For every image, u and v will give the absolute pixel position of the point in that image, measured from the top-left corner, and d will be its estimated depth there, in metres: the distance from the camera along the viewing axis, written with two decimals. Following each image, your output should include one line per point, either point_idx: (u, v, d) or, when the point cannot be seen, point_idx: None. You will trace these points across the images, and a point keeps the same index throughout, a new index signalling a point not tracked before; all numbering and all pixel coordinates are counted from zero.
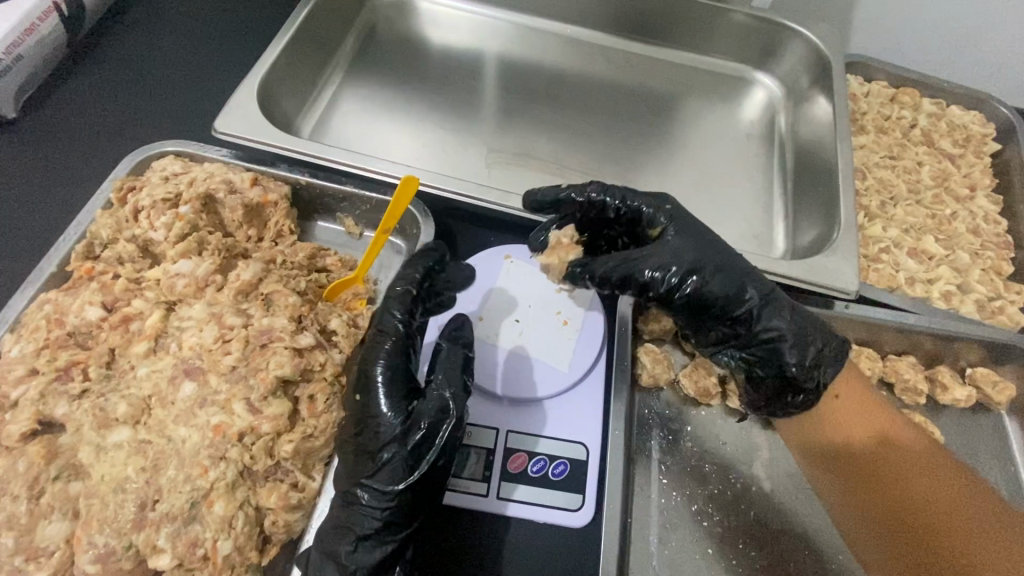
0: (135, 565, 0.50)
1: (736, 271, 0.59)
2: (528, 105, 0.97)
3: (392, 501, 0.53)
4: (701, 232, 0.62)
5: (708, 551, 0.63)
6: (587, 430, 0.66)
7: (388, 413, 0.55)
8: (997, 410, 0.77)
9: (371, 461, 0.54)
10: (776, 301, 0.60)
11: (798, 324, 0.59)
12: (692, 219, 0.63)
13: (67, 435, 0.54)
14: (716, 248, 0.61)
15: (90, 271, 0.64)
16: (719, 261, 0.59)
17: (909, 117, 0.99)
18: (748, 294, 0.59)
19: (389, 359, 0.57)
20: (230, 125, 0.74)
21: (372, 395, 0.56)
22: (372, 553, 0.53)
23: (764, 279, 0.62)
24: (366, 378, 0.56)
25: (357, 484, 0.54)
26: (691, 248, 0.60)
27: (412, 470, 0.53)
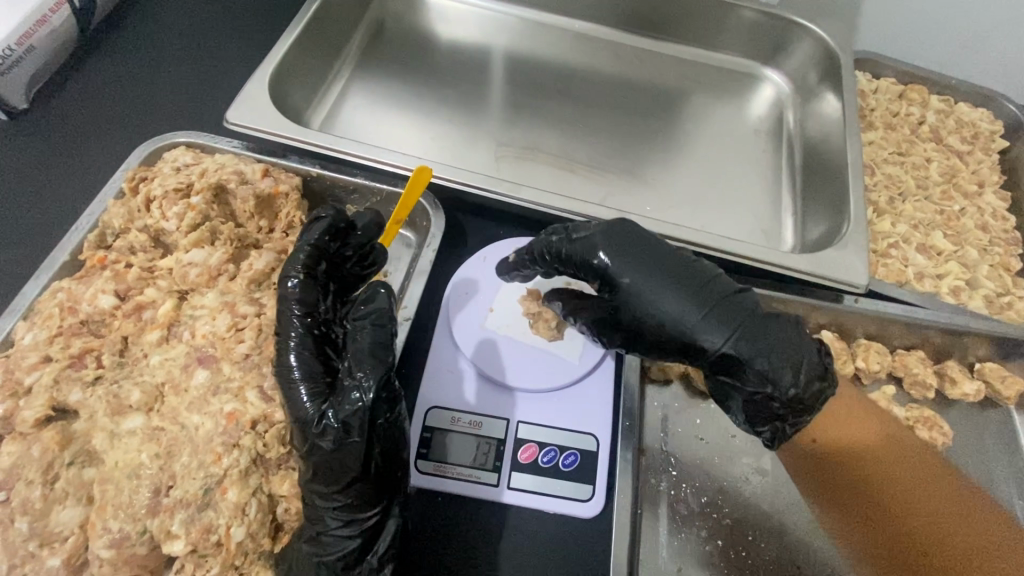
0: (149, 551, 0.50)
1: (693, 315, 0.57)
2: (536, 100, 0.97)
3: (341, 500, 0.53)
4: (648, 271, 0.59)
5: (718, 544, 0.63)
6: (598, 421, 0.66)
7: (306, 418, 0.52)
8: (1006, 406, 0.77)
9: (304, 465, 0.52)
10: (738, 338, 0.56)
11: (759, 373, 0.55)
12: (639, 259, 0.60)
13: (81, 421, 0.54)
14: (668, 288, 0.58)
15: (102, 260, 0.64)
16: (669, 307, 0.58)
17: (917, 114, 0.99)
18: (704, 340, 0.56)
19: (300, 360, 0.54)
20: (242, 117, 0.74)
21: (290, 401, 0.53)
22: (331, 550, 0.54)
23: (729, 305, 0.57)
24: (283, 381, 0.54)
25: (306, 486, 0.53)
26: (637, 299, 0.59)
27: (342, 470, 0.51)
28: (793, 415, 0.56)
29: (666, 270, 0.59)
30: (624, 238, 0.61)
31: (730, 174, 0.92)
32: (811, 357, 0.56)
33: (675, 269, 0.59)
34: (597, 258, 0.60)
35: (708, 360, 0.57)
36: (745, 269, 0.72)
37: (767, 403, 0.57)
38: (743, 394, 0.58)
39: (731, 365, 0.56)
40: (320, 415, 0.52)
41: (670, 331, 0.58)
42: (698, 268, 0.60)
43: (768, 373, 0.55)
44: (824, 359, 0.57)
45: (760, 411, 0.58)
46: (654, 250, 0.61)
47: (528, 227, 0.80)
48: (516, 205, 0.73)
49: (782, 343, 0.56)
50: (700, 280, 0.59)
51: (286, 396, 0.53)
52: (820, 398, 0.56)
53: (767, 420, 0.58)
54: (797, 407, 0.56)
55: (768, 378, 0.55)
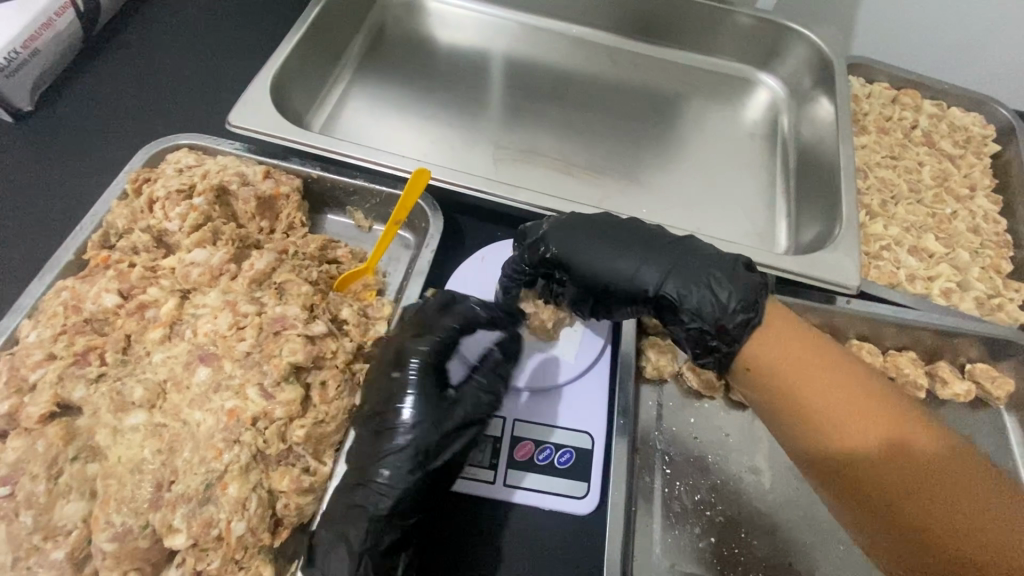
0: (151, 544, 0.51)
1: (630, 270, 0.63)
2: (535, 103, 0.98)
3: (414, 481, 0.55)
4: (587, 241, 0.65)
5: (710, 541, 0.64)
6: (593, 419, 0.67)
7: (422, 397, 0.57)
8: (996, 406, 0.78)
9: (392, 443, 0.56)
10: (671, 279, 0.61)
11: (694, 304, 0.60)
12: (577, 234, 0.65)
13: (84, 417, 0.55)
14: (607, 253, 0.64)
15: (106, 260, 0.65)
16: (609, 268, 0.64)
17: (910, 118, 1.00)
18: (643, 287, 0.62)
19: (430, 349, 0.60)
20: (244, 119, 0.75)
21: (410, 376, 0.58)
22: (376, 534, 0.53)
23: (661, 254, 0.63)
24: (402, 363, 0.59)
25: (379, 462, 0.55)
26: (582, 269, 0.65)
27: (436, 455, 0.56)
28: (726, 345, 0.60)
29: (604, 238, 0.65)
30: (565, 220, 0.66)
31: (726, 177, 0.93)
32: (740, 289, 0.59)
33: (611, 232, 0.65)
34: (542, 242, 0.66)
35: (651, 303, 0.63)
36: None
37: (704, 338, 0.60)
38: (684, 330, 0.62)
39: (669, 305, 0.62)
40: (443, 399, 0.58)
41: (616, 289, 0.64)
42: (633, 230, 0.66)
43: (696, 308, 0.60)
44: (760, 291, 0.60)
45: (698, 342, 0.61)
46: (591, 222, 0.66)
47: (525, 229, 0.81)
48: (514, 207, 0.75)
49: (710, 273, 0.61)
50: (636, 240, 0.65)
51: (395, 380, 0.58)
52: (748, 328, 0.58)
53: (708, 353, 0.62)
54: (727, 336, 0.59)
55: (697, 312, 0.60)
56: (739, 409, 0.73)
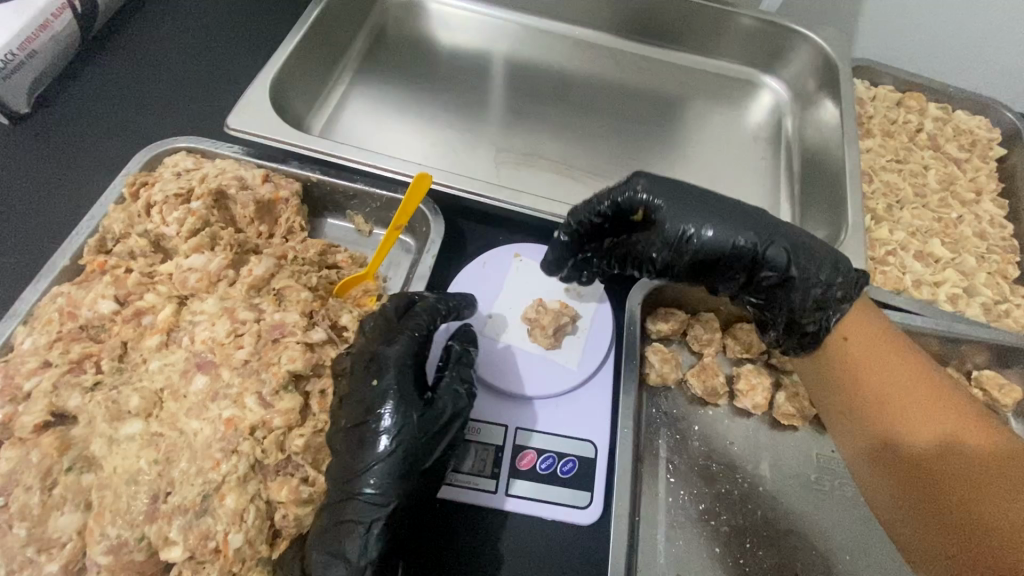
0: (147, 557, 0.50)
1: (732, 229, 0.62)
2: (537, 106, 0.97)
3: (401, 489, 0.53)
4: (685, 198, 0.64)
5: (715, 551, 0.63)
6: (596, 428, 0.66)
7: (402, 399, 0.55)
8: (1004, 414, 0.77)
9: (376, 452, 0.53)
10: (778, 238, 0.62)
11: (802, 260, 0.62)
12: (675, 186, 0.65)
13: (80, 427, 0.54)
14: (706, 212, 0.63)
15: (102, 265, 0.64)
16: (710, 226, 0.63)
17: (915, 122, 0.99)
18: (750, 244, 0.62)
19: (403, 353, 0.58)
20: (243, 123, 0.74)
21: (387, 381, 0.56)
22: (372, 547, 0.51)
23: (759, 216, 0.64)
24: (375, 370, 0.57)
25: (362, 472, 0.53)
26: (684, 225, 0.63)
27: (426, 455, 0.54)
28: (832, 305, 0.63)
29: (700, 197, 0.65)
30: (659, 177, 0.66)
31: (729, 180, 0.92)
32: (840, 257, 0.63)
33: (706, 192, 0.65)
34: (640, 196, 0.65)
35: (753, 263, 0.62)
36: None
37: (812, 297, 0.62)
38: (789, 291, 0.62)
39: (777, 263, 0.61)
40: (423, 400, 0.56)
41: (718, 245, 0.62)
42: (724, 197, 0.66)
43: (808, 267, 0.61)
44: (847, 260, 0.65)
45: (804, 304, 0.62)
46: (686, 184, 0.66)
47: (528, 233, 0.80)
48: (516, 212, 0.74)
49: (811, 238, 0.64)
50: (730, 204, 0.65)
51: (375, 388, 0.56)
52: (853, 286, 0.63)
53: (811, 316, 0.63)
54: (835, 296, 0.63)
55: (808, 271, 0.62)
56: (744, 416, 0.72)
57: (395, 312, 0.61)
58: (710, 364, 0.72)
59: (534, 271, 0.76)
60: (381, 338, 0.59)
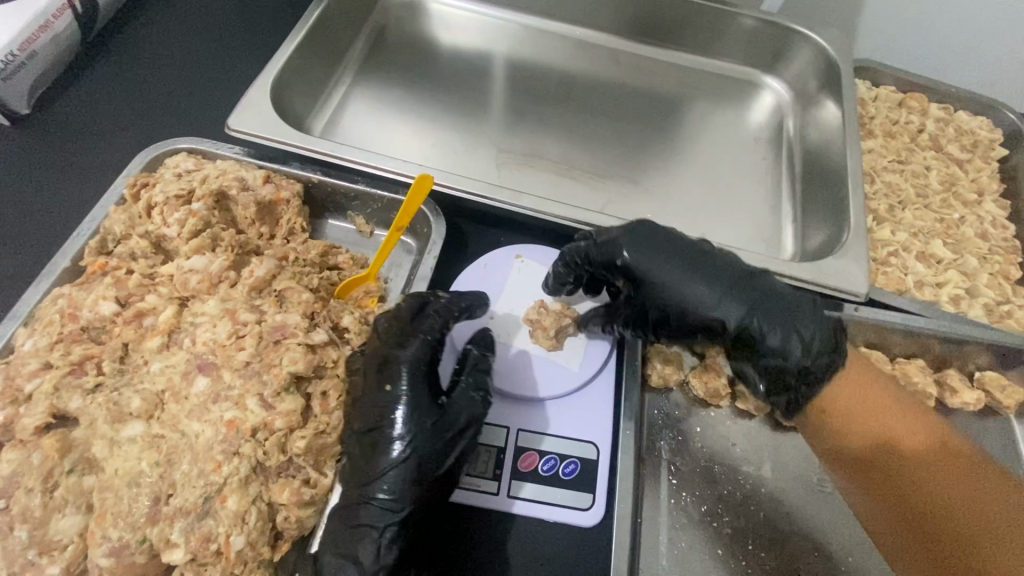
0: (148, 560, 0.50)
1: (710, 301, 0.65)
2: (539, 106, 0.97)
3: (413, 497, 0.55)
4: (668, 263, 0.66)
5: (718, 552, 0.63)
6: (598, 429, 0.66)
7: (415, 410, 0.56)
8: (1005, 414, 0.77)
9: (390, 459, 0.55)
10: (755, 314, 0.64)
11: (779, 331, 0.63)
12: (657, 249, 0.66)
13: (81, 428, 0.54)
14: (687, 279, 0.66)
15: (104, 266, 0.64)
16: (690, 298, 0.65)
17: (917, 122, 0.99)
18: (727, 320, 0.65)
19: (415, 359, 0.59)
20: (244, 124, 0.74)
21: (401, 390, 0.57)
22: (387, 552, 0.54)
23: (740, 286, 0.65)
24: (389, 376, 0.58)
25: (376, 480, 0.55)
26: (664, 294, 0.66)
27: (439, 463, 0.56)
28: (804, 385, 0.64)
29: (683, 261, 0.66)
30: (643, 235, 0.67)
31: (731, 181, 0.92)
32: (823, 328, 0.63)
33: (689, 254, 0.66)
34: (621, 260, 0.66)
35: (729, 336, 0.66)
36: None
37: (783, 374, 0.65)
38: (762, 365, 0.66)
39: (751, 335, 0.65)
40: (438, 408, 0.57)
41: (696, 317, 0.66)
42: (709, 256, 0.67)
43: (781, 347, 0.63)
44: (834, 327, 0.64)
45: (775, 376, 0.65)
46: (670, 242, 0.67)
47: (530, 234, 0.80)
48: (517, 213, 0.73)
49: (792, 300, 0.65)
50: (713, 269, 0.66)
51: (387, 394, 0.57)
52: (828, 369, 0.63)
53: (782, 390, 0.66)
54: (810, 375, 0.64)
55: (781, 349, 0.63)
56: (745, 417, 0.72)
57: (410, 314, 0.62)
58: (712, 365, 0.72)
59: (535, 271, 0.76)
60: (393, 342, 0.60)
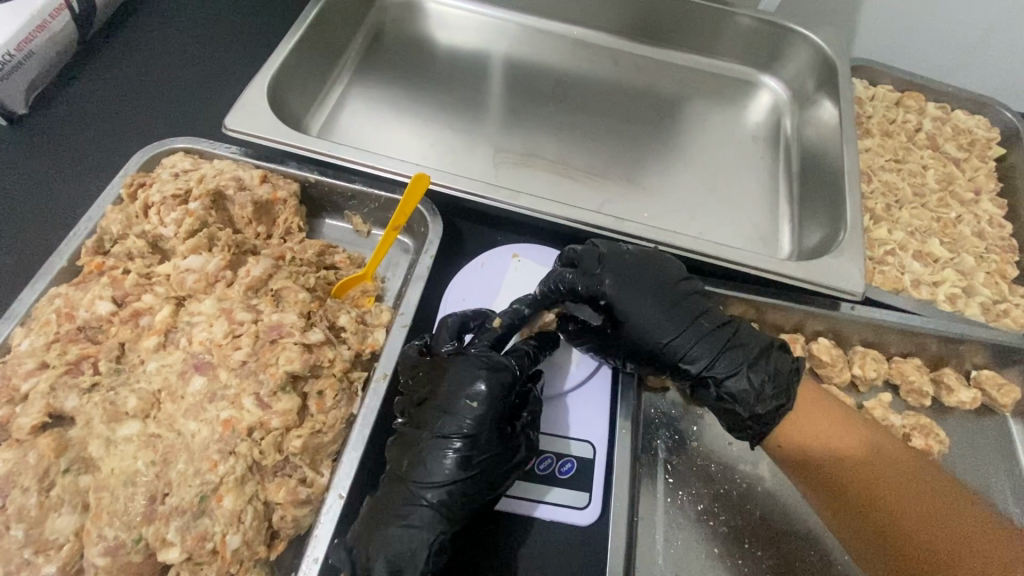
0: (145, 558, 0.50)
1: (679, 345, 0.64)
2: (536, 106, 0.97)
3: (459, 518, 0.55)
4: (645, 299, 0.65)
5: (714, 551, 0.63)
6: (595, 428, 0.66)
7: (492, 436, 0.57)
8: (1003, 413, 0.77)
9: (453, 472, 0.55)
10: (720, 362, 0.64)
11: (738, 383, 0.63)
12: (640, 285, 0.66)
13: (77, 428, 0.54)
14: (662, 318, 0.65)
15: (100, 266, 0.64)
16: (661, 337, 0.65)
17: (914, 121, 0.99)
18: (691, 364, 0.64)
19: (499, 384, 0.59)
20: (241, 123, 0.74)
21: (484, 411, 0.58)
22: (426, 564, 0.53)
23: (711, 333, 0.64)
24: (474, 394, 0.58)
25: (432, 493, 0.55)
26: (636, 329, 0.65)
27: (490, 493, 0.57)
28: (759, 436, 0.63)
29: (663, 300, 0.65)
30: (628, 270, 0.66)
31: (728, 181, 0.92)
32: (779, 381, 0.63)
33: (669, 296, 0.66)
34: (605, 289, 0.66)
35: (689, 380, 0.65)
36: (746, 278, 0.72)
37: (737, 421, 0.64)
38: (716, 409, 0.65)
39: (711, 382, 0.64)
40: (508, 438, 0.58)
41: (661, 357, 0.65)
42: (688, 298, 0.66)
43: (736, 395, 0.63)
44: (790, 379, 0.63)
45: (733, 423, 0.64)
46: (655, 278, 0.66)
47: (528, 234, 0.80)
48: (514, 212, 0.73)
49: (760, 357, 0.64)
50: (688, 312, 0.65)
51: (471, 411, 0.57)
52: (780, 413, 0.62)
53: (740, 432, 0.64)
54: (762, 422, 0.63)
55: (737, 396, 0.63)
56: None
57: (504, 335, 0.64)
58: None
59: (533, 271, 0.76)
60: (484, 364, 0.60)
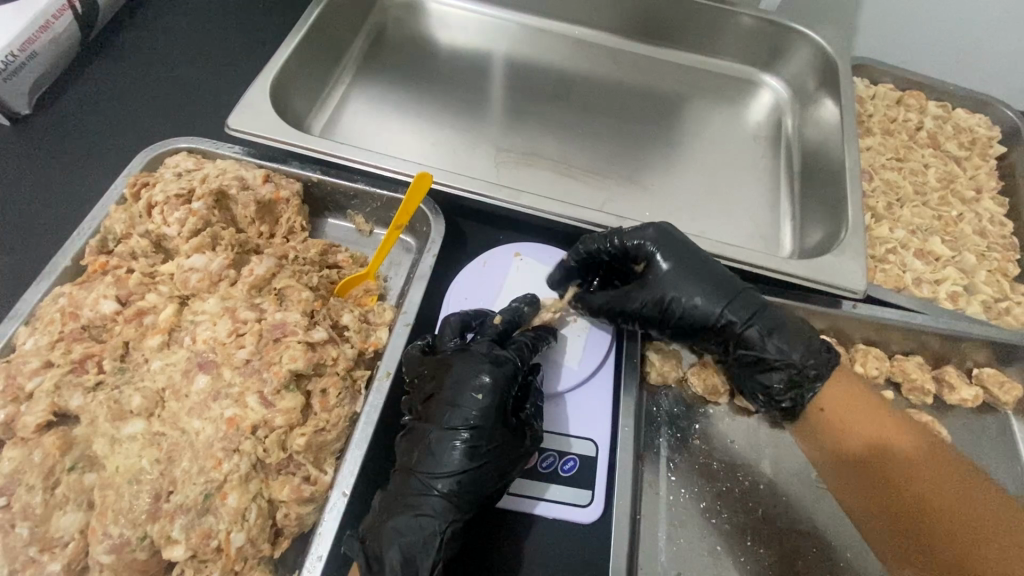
0: (149, 556, 0.50)
1: (722, 301, 0.67)
2: (538, 106, 0.97)
3: (468, 507, 0.56)
4: (687, 259, 0.68)
5: (716, 549, 0.63)
6: (597, 426, 0.66)
7: (498, 427, 0.57)
8: (1004, 411, 0.77)
9: (461, 462, 0.56)
10: (761, 319, 0.66)
11: (780, 336, 0.66)
12: (681, 247, 0.69)
13: (81, 426, 0.54)
14: (702, 277, 0.68)
15: (104, 266, 0.64)
16: (704, 295, 0.67)
17: (915, 120, 0.99)
18: (735, 320, 0.66)
19: (503, 376, 0.59)
20: (243, 123, 0.74)
21: (490, 402, 0.58)
22: (440, 551, 0.53)
23: (748, 293, 0.67)
24: (480, 386, 0.58)
25: (441, 480, 0.55)
26: (680, 286, 0.67)
27: (498, 484, 0.57)
28: (806, 386, 0.66)
29: (700, 260, 0.69)
30: (669, 233, 0.70)
31: (729, 180, 0.92)
32: (817, 337, 0.67)
33: (705, 258, 0.69)
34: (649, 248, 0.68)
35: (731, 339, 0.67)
36: (747, 274, 0.73)
37: (784, 374, 0.66)
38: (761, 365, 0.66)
39: (754, 339, 0.66)
40: (514, 428, 0.59)
41: (705, 313, 0.67)
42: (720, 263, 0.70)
43: (783, 348, 0.65)
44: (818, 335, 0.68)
45: (778, 378, 0.66)
46: (692, 242, 0.70)
47: (530, 233, 0.80)
48: (516, 211, 0.73)
49: (792, 317, 0.68)
50: (725, 274, 0.69)
51: (477, 403, 0.58)
52: (825, 362, 0.66)
53: (787, 387, 0.66)
54: (809, 374, 0.65)
55: (781, 348, 0.65)
56: (744, 414, 0.72)
57: (502, 329, 0.65)
58: (710, 363, 0.73)
59: (534, 269, 0.76)
60: (487, 359, 0.60)
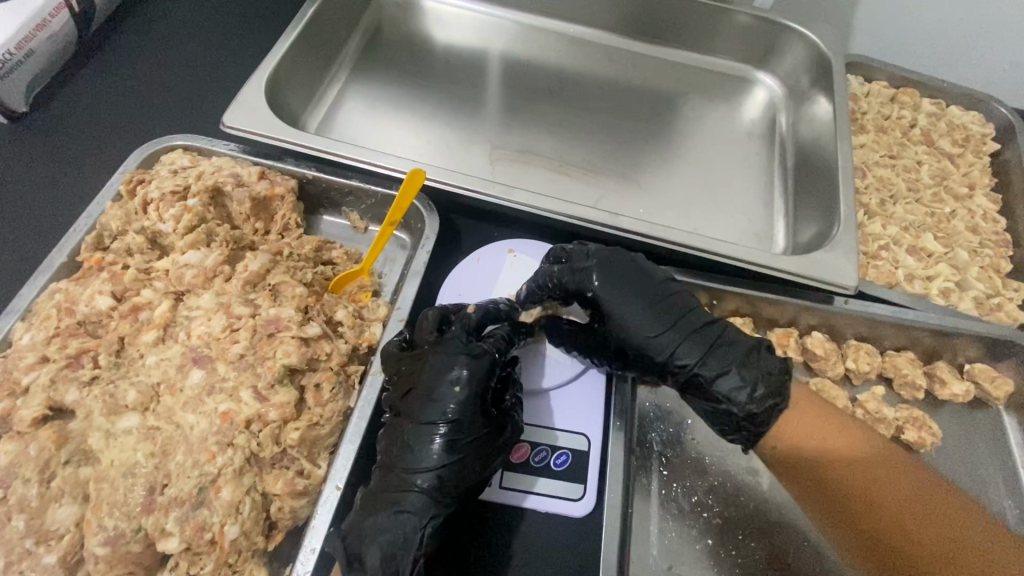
0: (144, 548, 0.51)
1: (664, 341, 0.63)
2: (531, 103, 0.98)
3: (446, 502, 0.56)
4: (631, 296, 0.65)
5: (708, 543, 0.64)
6: (589, 422, 0.67)
7: (477, 421, 0.58)
8: (995, 407, 0.77)
9: (441, 457, 0.56)
10: (707, 361, 0.61)
11: (728, 379, 0.60)
12: (625, 283, 0.65)
13: (78, 420, 0.55)
14: (646, 315, 0.64)
15: (100, 261, 0.65)
16: (647, 336, 0.63)
17: (909, 117, 1.00)
18: (678, 362, 0.62)
19: (479, 367, 0.59)
20: (237, 120, 0.74)
21: (466, 396, 0.58)
22: (420, 547, 0.54)
23: (698, 331, 0.63)
24: (455, 381, 0.58)
25: (420, 475, 0.55)
26: (621, 326, 0.64)
27: (480, 477, 0.57)
28: (754, 431, 0.60)
29: (648, 297, 0.65)
30: (615, 268, 0.66)
31: (722, 178, 0.93)
32: (768, 378, 0.60)
33: (654, 295, 0.65)
34: (589, 284, 0.66)
35: (679, 381, 0.63)
36: (740, 271, 0.73)
37: (729, 419, 0.61)
38: (708, 408, 0.62)
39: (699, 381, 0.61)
40: (491, 420, 0.59)
41: (648, 355, 0.63)
42: (676, 295, 0.66)
43: (726, 393, 0.60)
44: (783, 375, 0.61)
45: (725, 424, 0.61)
46: (642, 278, 0.66)
47: (523, 229, 0.80)
48: (508, 208, 0.74)
49: (752, 352, 0.62)
50: (676, 310, 0.64)
51: (455, 396, 0.58)
52: (771, 412, 0.59)
53: (734, 432, 0.61)
54: (755, 421, 0.60)
55: (727, 394, 0.60)
56: None
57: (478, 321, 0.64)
58: None
59: (525, 264, 0.76)
60: (466, 349, 0.60)
